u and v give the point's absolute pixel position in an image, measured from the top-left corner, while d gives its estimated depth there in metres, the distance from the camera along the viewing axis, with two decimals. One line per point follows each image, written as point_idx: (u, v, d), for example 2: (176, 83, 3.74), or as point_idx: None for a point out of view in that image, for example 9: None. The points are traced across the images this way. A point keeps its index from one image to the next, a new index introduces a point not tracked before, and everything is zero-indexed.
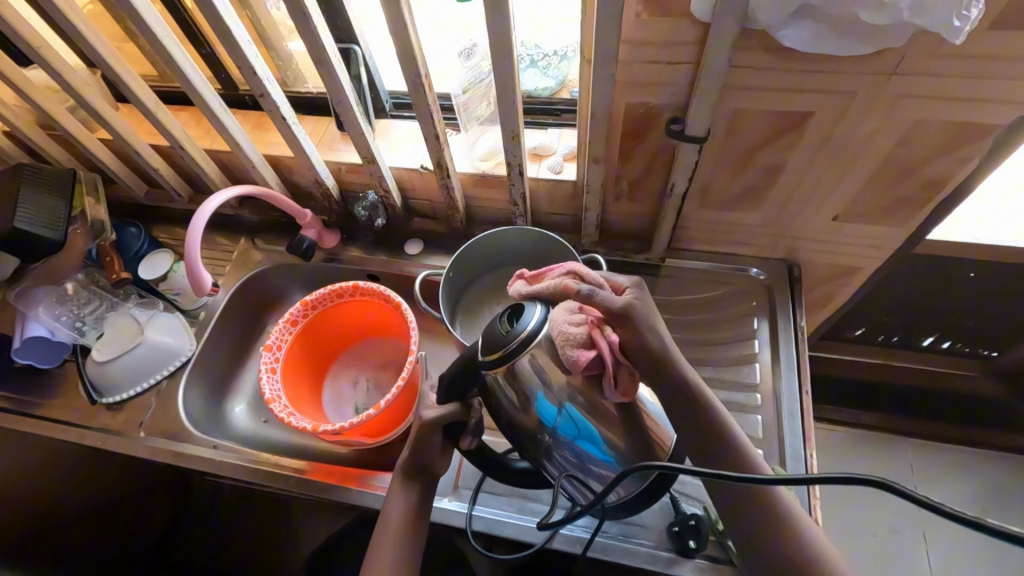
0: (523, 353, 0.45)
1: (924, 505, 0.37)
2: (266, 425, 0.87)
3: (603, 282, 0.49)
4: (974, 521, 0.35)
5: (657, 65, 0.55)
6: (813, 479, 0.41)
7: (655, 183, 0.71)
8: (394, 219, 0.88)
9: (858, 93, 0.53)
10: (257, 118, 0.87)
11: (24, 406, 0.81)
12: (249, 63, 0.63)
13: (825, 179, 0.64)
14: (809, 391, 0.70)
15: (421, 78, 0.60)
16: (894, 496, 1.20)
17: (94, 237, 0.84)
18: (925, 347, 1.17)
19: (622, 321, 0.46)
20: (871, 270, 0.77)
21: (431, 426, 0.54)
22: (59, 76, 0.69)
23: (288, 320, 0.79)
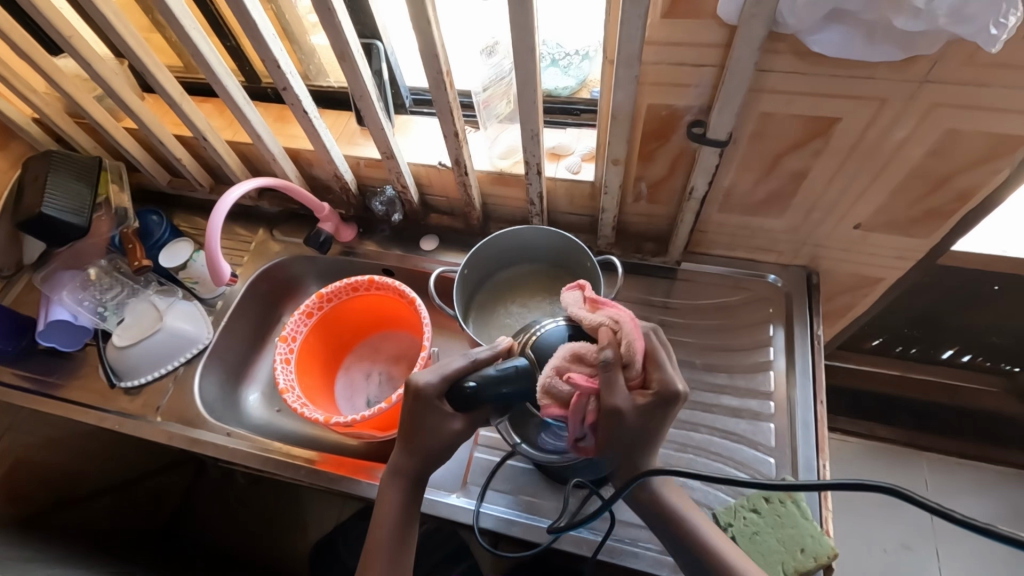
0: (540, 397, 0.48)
1: (937, 513, 0.40)
2: (279, 414, 0.88)
3: (632, 356, 0.47)
4: (981, 526, 0.39)
5: (681, 67, 0.54)
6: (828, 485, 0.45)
7: (674, 186, 0.70)
8: (411, 214, 0.88)
9: (888, 99, 0.52)
10: (279, 111, 0.88)
11: (46, 386, 0.83)
12: (274, 56, 0.63)
13: (850, 186, 0.63)
14: (824, 401, 0.69)
15: (443, 75, 0.60)
16: (907, 510, 1.18)
17: (118, 225, 0.86)
18: (944, 360, 1.15)
19: (610, 413, 0.46)
20: (892, 280, 0.76)
21: (452, 433, 0.53)
22: (89, 65, 0.70)
23: (304, 312, 0.80)
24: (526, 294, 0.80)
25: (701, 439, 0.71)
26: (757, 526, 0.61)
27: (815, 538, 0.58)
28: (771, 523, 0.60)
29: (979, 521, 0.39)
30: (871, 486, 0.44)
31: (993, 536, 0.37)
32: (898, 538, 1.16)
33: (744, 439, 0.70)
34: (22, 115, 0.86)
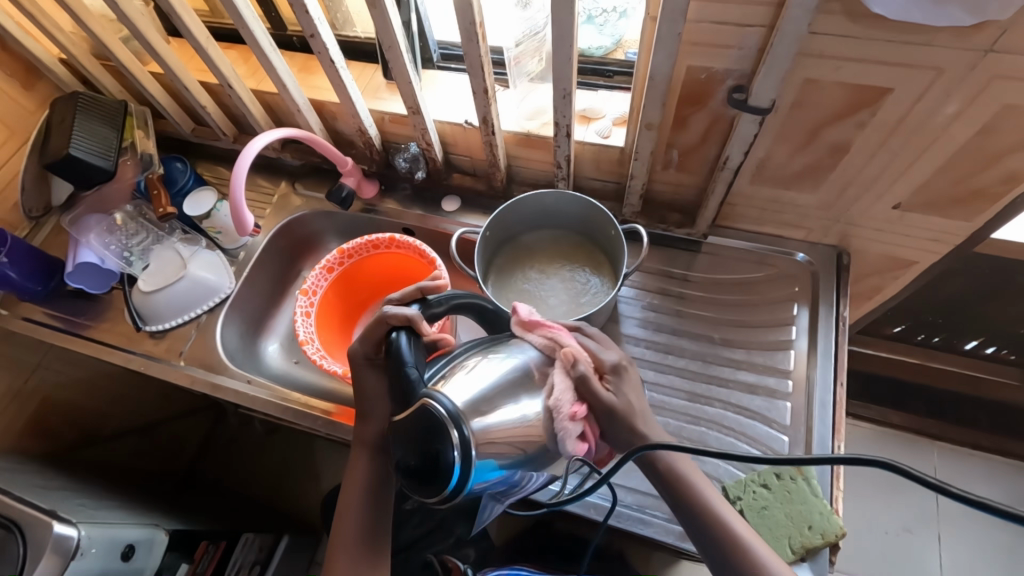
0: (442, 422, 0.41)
1: (936, 487, 0.38)
2: (297, 365, 0.90)
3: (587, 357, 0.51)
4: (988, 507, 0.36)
5: (727, 27, 0.51)
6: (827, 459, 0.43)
7: (707, 155, 0.68)
8: (434, 172, 0.87)
9: (947, 70, 0.49)
10: (304, 61, 0.86)
11: (73, 326, 0.85)
12: (302, 0, 0.62)
13: (893, 162, 0.60)
14: (844, 382, 0.68)
15: (475, 27, 0.57)
16: (914, 497, 1.18)
17: (143, 170, 0.85)
18: (967, 350, 1.14)
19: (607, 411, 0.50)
20: (926, 265, 0.73)
21: (362, 361, 0.57)
22: (115, 3, 0.69)
23: (325, 267, 0.81)
24: (547, 259, 0.79)
25: (714, 413, 0.71)
26: (766, 500, 0.61)
27: (823, 517, 0.58)
28: (780, 498, 0.60)
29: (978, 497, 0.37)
30: (868, 461, 0.42)
31: (992, 511, 0.36)
32: (901, 524, 1.16)
33: (759, 416, 0.69)
34: (49, 54, 0.86)
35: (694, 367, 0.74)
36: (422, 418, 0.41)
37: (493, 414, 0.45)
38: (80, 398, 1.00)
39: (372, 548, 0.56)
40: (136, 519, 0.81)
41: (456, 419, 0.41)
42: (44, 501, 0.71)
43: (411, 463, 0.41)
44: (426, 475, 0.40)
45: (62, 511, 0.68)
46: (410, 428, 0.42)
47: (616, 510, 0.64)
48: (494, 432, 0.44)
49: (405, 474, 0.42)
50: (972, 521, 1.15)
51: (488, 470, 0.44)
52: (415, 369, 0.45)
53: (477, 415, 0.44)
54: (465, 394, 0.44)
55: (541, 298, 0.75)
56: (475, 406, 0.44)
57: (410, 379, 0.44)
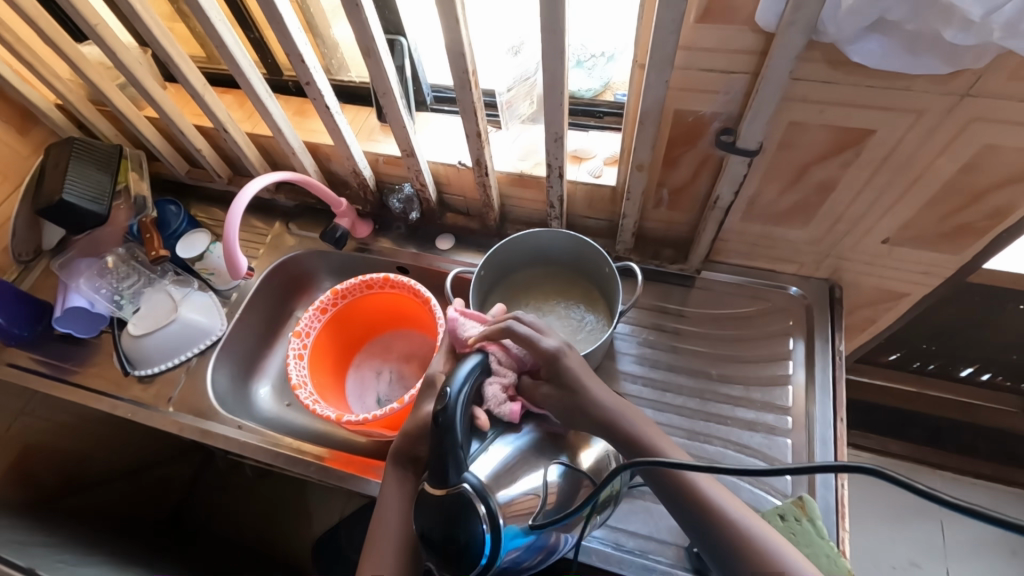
0: (474, 501, 0.43)
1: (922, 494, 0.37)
2: (289, 408, 0.88)
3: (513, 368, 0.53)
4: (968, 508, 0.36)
5: (713, 73, 0.53)
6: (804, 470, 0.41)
7: (698, 192, 0.69)
8: (428, 212, 0.87)
9: (927, 112, 0.50)
10: (299, 104, 0.88)
11: (60, 372, 0.83)
12: (298, 50, 0.63)
13: (880, 199, 0.61)
14: (844, 418, 0.68)
15: (468, 74, 0.59)
16: (919, 530, 1.16)
17: (136, 213, 0.86)
18: (962, 377, 1.14)
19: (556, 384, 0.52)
20: (919, 296, 0.74)
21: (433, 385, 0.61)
22: (112, 53, 0.70)
23: (318, 308, 0.80)
24: (542, 297, 0.79)
25: (714, 451, 0.70)
26: None
27: (830, 559, 0.56)
28: None
29: (963, 501, 0.36)
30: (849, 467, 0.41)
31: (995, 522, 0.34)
32: (908, 557, 1.14)
33: (758, 454, 0.68)
34: (46, 101, 0.87)
35: (694, 405, 0.73)
36: (454, 497, 0.43)
37: (515, 484, 0.48)
38: (64, 444, 0.97)
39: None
40: None
41: (483, 495, 0.43)
42: (22, 560, 0.68)
43: (441, 541, 0.43)
44: (451, 550, 0.43)
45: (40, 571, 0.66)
46: (441, 503, 0.43)
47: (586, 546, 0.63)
48: (522, 497, 0.48)
49: (431, 546, 0.44)
50: (979, 553, 1.13)
51: (513, 537, 0.46)
52: (460, 444, 0.44)
53: (500, 486, 0.47)
54: (486, 468, 0.48)
55: None
56: (498, 477, 0.47)
57: (456, 456, 0.43)
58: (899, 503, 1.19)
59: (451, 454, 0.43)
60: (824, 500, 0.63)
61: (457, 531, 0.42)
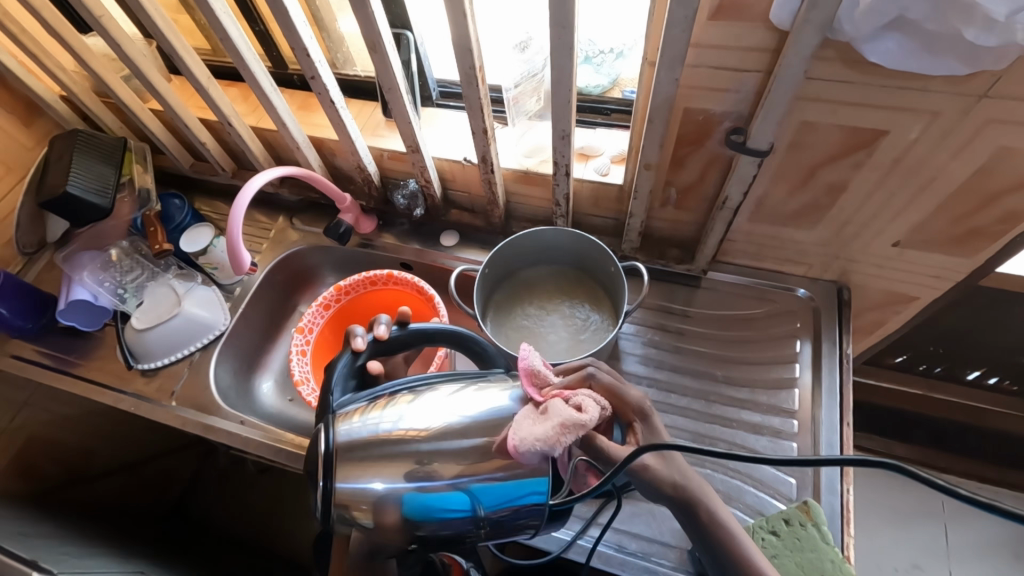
0: (323, 431, 0.48)
1: (945, 490, 0.36)
2: (291, 404, 0.88)
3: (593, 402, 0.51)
4: (991, 505, 0.35)
5: (724, 71, 0.52)
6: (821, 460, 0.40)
7: (706, 192, 0.68)
8: (432, 209, 0.87)
9: (943, 113, 0.49)
10: (304, 98, 0.87)
11: (63, 365, 0.83)
12: (303, 44, 0.62)
13: (892, 201, 0.60)
14: (851, 422, 0.67)
15: (474, 70, 0.58)
16: (921, 533, 1.15)
17: (140, 207, 0.86)
18: (969, 380, 1.13)
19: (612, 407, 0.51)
20: (928, 300, 0.73)
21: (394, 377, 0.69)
22: (117, 45, 0.70)
23: (321, 304, 0.80)
24: (546, 296, 0.78)
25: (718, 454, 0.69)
26: (774, 548, 0.58)
27: (835, 564, 0.56)
28: (790, 547, 0.58)
29: (987, 499, 0.35)
30: (868, 462, 0.40)
31: (997, 511, 0.34)
32: (910, 561, 1.13)
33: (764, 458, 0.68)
34: (50, 92, 0.86)
35: (698, 407, 0.73)
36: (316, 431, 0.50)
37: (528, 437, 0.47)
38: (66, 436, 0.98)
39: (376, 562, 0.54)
40: (119, 568, 0.77)
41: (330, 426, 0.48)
42: (24, 550, 0.69)
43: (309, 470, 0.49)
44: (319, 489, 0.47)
45: (42, 563, 0.66)
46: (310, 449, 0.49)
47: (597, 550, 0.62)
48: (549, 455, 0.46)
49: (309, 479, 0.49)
50: (982, 558, 1.12)
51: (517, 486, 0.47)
52: (333, 390, 0.54)
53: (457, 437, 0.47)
54: (450, 413, 0.48)
55: (541, 335, 0.74)
56: (463, 426, 0.47)
57: (328, 399, 0.53)
58: (901, 507, 1.18)
59: (329, 397, 0.53)
60: (829, 505, 0.63)
61: (314, 457, 0.48)
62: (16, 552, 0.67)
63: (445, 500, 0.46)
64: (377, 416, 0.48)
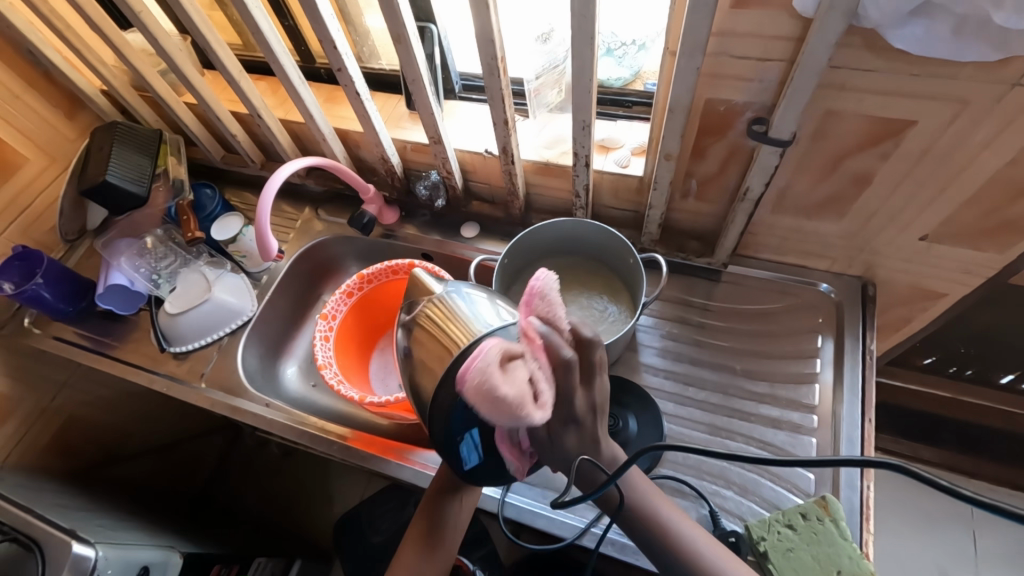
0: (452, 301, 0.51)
1: (944, 490, 0.39)
2: (315, 389, 0.91)
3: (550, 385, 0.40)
4: (985, 502, 0.38)
5: (747, 60, 0.52)
6: (829, 463, 0.45)
7: (727, 184, 0.68)
8: (453, 200, 0.88)
9: (974, 102, 0.48)
10: (330, 92, 0.89)
11: (101, 346, 0.87)
12: (330, 36, 0.64)
13: (920, 193, 0.59)
14: (872, 418, 0.66)
15: (496, 62, 0.59)
16: (948, 539, 1.13)
17: (174, 196, 0.89)
18: (1002, 384, 1.10)
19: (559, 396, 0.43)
20: (957, 296, 0.71)
21: None
22: (156, 40, 0.73)
23: (345, 291, 0.81)
24: (564, 287, 0.79)
25: (735, 447, 0.69)
26: (790, 541, 0.58)
27: (853, 561, 0.56)
28: (806, 541, 0.57)
29: (985, 497, 0.38)
30: (876, 464, 0.43)
31: (1001, 513, 0.37)
32: (937, 567, 1.11)
33: (782, 451, 0.67)
34: (92, 86, 0.90)
35: (716, 400, 0.72)
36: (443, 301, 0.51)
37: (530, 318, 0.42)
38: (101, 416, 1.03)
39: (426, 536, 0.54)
40: (150, 541, 0.81)
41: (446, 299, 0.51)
42: (65, 520, 0.73)
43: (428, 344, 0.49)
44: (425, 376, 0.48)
45: (80, 533, 0.70)
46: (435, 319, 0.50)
47: (608, 536, 0.63)
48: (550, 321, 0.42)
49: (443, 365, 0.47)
50: (1013, 568, 1.09)
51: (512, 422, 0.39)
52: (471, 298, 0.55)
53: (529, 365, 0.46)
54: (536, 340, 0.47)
55: None
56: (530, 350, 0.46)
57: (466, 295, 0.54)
58: (927, 512, 1.15)
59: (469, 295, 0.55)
60: (848, 500, 0.62)
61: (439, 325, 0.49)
62: (57, 521, 0.72)
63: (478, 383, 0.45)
64: (466, 313, 0.49)
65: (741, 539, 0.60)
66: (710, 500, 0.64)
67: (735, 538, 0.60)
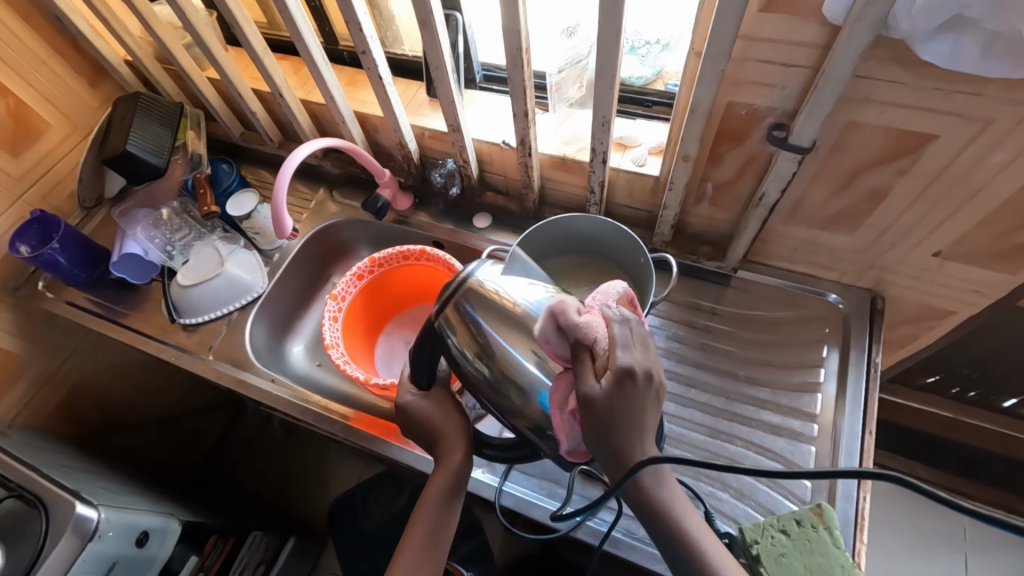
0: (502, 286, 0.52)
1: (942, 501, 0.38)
2: (320, 368, 0.92)
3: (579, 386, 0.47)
4: (988, 514, 0.37)
5: (770, 66, 0.52)
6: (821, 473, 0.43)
7: (742, 190, 0.68)
8: (468, 189, 0.88)
9: (997, 121, 0.48)
10: (352, 75, 0.90)
11: (112, 314, 0.89)
12: (356, 18, 0.64)
13: (936, 210, 0.59)
14: (873, 431, 0.66)
15: (521, 53, 0.59)
16: (939, 559, 1.13)
17: (192, 169, 0.90)
18: (1005, 409, 1.10)
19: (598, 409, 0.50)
20: (966, 316, 0.71)
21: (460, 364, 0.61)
22: (183, 13, 0.73)
23: (355, 274, 0.82)
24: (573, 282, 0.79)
25: (734, 451, 0.69)
26: (783, 547, 0.58)
27: (845, 569, 0.56)
28: (799, 547, 0.58)
29: (986, 509, 0.37)
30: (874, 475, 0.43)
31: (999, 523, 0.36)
32: None
33: (781, 458, 0.67)
34: (116, 56, 0.91)
35: (717, 403, 0.73)
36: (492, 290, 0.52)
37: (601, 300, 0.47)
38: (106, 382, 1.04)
39: (431, 537, 0.54)
40: (150, 507, 0.82)
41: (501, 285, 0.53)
42: (69, 481, 0.75)
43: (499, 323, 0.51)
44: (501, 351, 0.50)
45: (83, 495, 0.71)
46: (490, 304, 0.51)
47: (612, 535, 0.63)
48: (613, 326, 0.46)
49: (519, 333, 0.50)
50: None
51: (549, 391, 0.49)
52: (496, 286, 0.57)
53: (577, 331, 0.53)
54: None
55: None
56: None
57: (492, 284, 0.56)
58: (920, 531, 1.16)
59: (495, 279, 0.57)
60: (843, 511, 0.62)
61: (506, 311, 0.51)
62: (61, 481, 0.73)
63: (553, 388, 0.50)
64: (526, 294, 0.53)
65: (733, 541, 0.59)
66: (706, 502, 0.64)
67: (728, 539, 0.60)
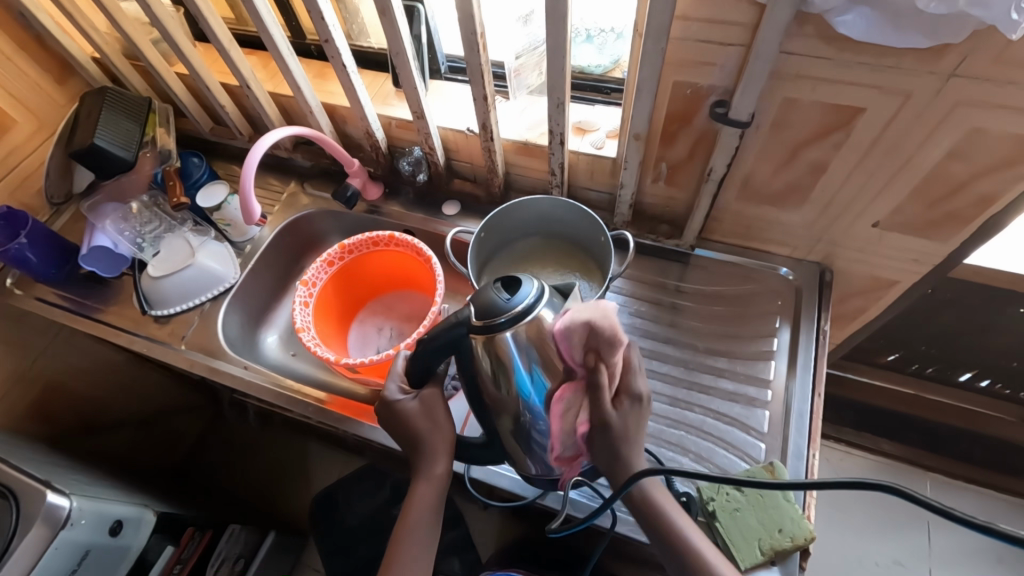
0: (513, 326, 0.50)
1: (938, 510, 0.40)
2: (294, 358, 0.94)
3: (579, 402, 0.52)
4: (982, 525, 0.38)
5: (709, 45, 0.55)
6: (814, 484, 0.46)
7: (694, 169, 0.71)
8: (436, 176, 0.90)
9: (914, 93, 0.52)
10: (320, 68, 0.92)
11: (81, 308, 0.89)
12: (318, 7, 0.66)
13: (870, 181, 0.63)
14: (822, 393, 0.69)
15: (477, 37, 0.61)
16: (905, 529, 1.18)
17: (161, 163, 0.91)
18: (961, 383, 1.15)
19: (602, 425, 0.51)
20: (909, 285, 0.75)
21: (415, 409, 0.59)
22: (148, 8, 0.75)
23: (325, 260, 0.83)
24: (539, 263, 0.82)
25: (694, 419, 0.72)
26: (738, 503, 0.61)
27: (795, 521, 0.59)
28: (753, 503, 0.61)
29: (978, 519, 0.39)
30: (867, 483, 0.44)
31: (994, 533, 0.37)
32: (892, 555, 1.16)
33: (737, 423, 0.71)
34: (83, 53, 0.92)
35: (678, 373, 0.76)
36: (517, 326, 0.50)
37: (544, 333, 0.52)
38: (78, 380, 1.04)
39: (424, 539, 0.55)
40: (125, 498, 0.83)
41: (512, 320, 0.50)
42: (40, 473, 0.75)
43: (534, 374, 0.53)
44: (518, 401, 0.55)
45: (54, 484, 0.71)
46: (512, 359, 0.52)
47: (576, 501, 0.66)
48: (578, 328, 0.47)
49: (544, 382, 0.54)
50: (963, 558, 1.14)
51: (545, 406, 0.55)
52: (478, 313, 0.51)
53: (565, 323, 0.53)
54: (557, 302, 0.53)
55: None
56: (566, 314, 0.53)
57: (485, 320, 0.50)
58: (885, 503, 1.21)
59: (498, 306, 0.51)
60: (795, 469, 0.65)
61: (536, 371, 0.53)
62: (31, 473, 0.73)
63: (536, 379, 0.53)
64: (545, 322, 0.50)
65: (691, 500, 0.62)
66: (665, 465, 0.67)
67: (686, 498, 0.62)
